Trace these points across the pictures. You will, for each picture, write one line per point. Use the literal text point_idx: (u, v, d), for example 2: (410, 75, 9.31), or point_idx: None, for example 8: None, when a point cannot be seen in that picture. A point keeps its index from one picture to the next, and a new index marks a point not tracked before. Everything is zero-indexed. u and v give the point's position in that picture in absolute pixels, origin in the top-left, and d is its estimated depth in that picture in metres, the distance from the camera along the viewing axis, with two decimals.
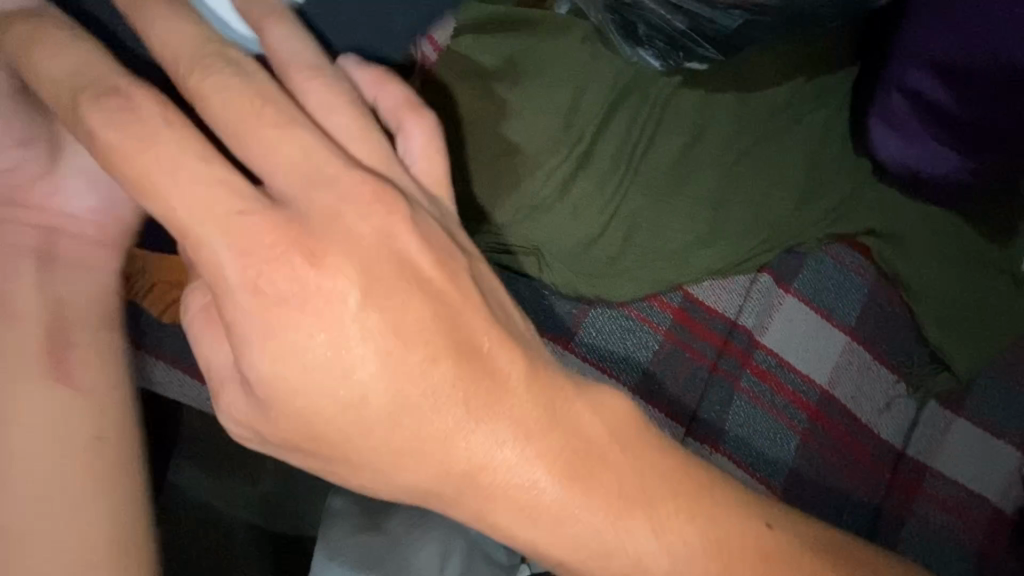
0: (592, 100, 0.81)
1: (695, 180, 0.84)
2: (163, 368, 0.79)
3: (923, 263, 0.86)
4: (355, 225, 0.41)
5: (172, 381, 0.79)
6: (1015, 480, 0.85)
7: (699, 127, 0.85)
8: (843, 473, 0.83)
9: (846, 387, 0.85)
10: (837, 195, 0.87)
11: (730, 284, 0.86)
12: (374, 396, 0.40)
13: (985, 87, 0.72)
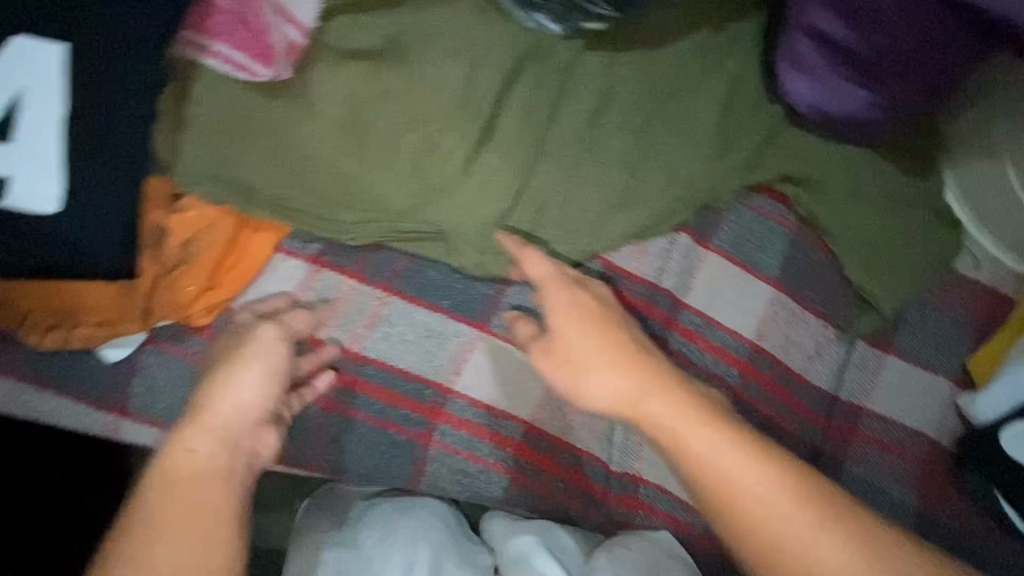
0: (489, 69, 0.77)
1: (605, 144, 0.82)
2: (50, 398, 0.74)
3: (840, 204, 0.86)
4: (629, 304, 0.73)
5: (60, 410, 0.73)
6: (950, 412, 0.85)
7: (606, 89, 0.83)
8: (778, 424, 0.82)
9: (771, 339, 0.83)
10: (752, 142, 0.85)
11: (649, 247, 0.83)
12: (623, 392, 0.65)
13: (882, 16, 0.73)
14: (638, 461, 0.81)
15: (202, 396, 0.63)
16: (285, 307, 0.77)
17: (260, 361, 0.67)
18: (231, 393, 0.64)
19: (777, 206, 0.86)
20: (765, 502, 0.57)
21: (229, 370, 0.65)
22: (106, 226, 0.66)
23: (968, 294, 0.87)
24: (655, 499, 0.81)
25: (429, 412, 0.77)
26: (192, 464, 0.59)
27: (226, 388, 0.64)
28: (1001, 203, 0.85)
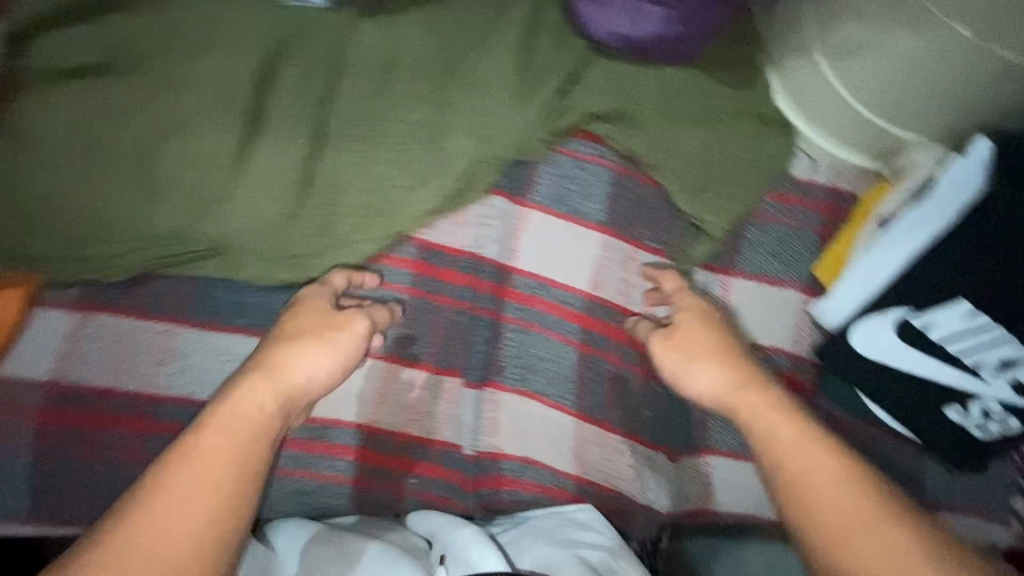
0: (244, 59, 0.71)
1: (397, 115, 0.76)
2: None
3: (660, 132, 0.81)
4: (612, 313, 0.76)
5: None
6: (806, 324, 0.83)
7: (389, 58, 0.77)
8: (628, 370, 0.80)
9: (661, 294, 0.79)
10: (555, 83, 0.80)
11: (466, 217, 0.79)
12: (729, 401, 0.68)
13: None
14: (494, 439, 0.78)
15: (277, 355, 0.65)
16: (57, 362, 0.70)
17: (330, 330, 0.68)
18: (296, 358, 0.65)
19: (594, 147, 0.81)
20: (767, 444, 0.64)
21: (311, 343, 0.66)
22: None
23: (809, 198, 0.83)
24: (519, 472, 0.79)
25: None
26: (241, 420, 0.59)
27: (288, 354, 0.65)
28: (825, 98, 0.81)
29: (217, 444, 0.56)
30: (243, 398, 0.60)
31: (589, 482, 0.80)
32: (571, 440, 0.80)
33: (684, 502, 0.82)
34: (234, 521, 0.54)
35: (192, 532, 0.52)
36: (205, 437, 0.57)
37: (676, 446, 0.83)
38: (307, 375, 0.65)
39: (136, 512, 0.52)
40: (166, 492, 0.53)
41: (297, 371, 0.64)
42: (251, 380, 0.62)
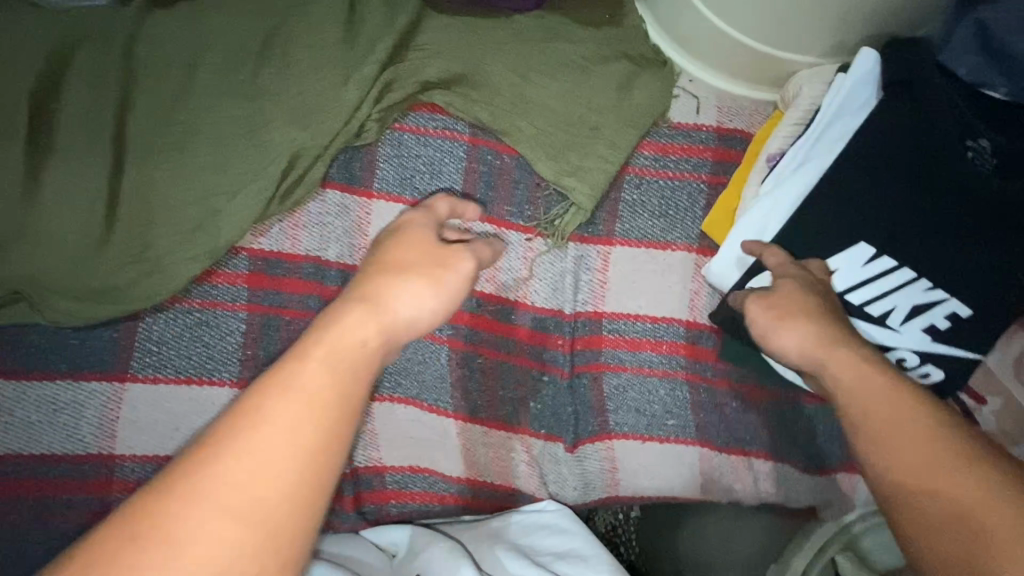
0: (18, 74, 0.64)
1: (206, 114, 0.68)
2: None
3: (513, 90, 0.71)
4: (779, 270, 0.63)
5: None
6: (702, 287, 0.73)
7: (191, 50, 0.69)
8: (509, 362, 0.73)
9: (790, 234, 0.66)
10: (385, 49, 0.70)
11: (303, 219, 0.71)
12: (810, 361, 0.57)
13: None
14: (374, 451, 0.73)
15: (377, 282, 0.53)
16: None
17: (451, 259, 0.57)
18: (402, 291, 0.52)
19: (440, 120, 0.72)
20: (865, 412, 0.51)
21: (415, 276, 0.54)
22: None
23: (691, 145, 0.73)
24: (404, 483, 0.74)
25: (92, 486, 0.64)
26: (346, 353, 0.46)
27: (390, 280, 0.53)
28: (696, 26, 0.70)
29: (328, 382, 0.43)
30: (345, 328, 0.47)
31: (483, 484, 0.75)
32: (455, 444, 0.73)
33: (592, 492, 0.76)
34: (323, 484, 0.41)
35: (270, 482, 0.39)
36: (309, 369, 0.44)
37: (576, 436, 0.75)
38: (410, 315, 0.52)
39: (262, 440, 0.40)
40: (279, 429, 0.40)
41: (403, 305, 0.51)
42: (350, 308, 0.49)
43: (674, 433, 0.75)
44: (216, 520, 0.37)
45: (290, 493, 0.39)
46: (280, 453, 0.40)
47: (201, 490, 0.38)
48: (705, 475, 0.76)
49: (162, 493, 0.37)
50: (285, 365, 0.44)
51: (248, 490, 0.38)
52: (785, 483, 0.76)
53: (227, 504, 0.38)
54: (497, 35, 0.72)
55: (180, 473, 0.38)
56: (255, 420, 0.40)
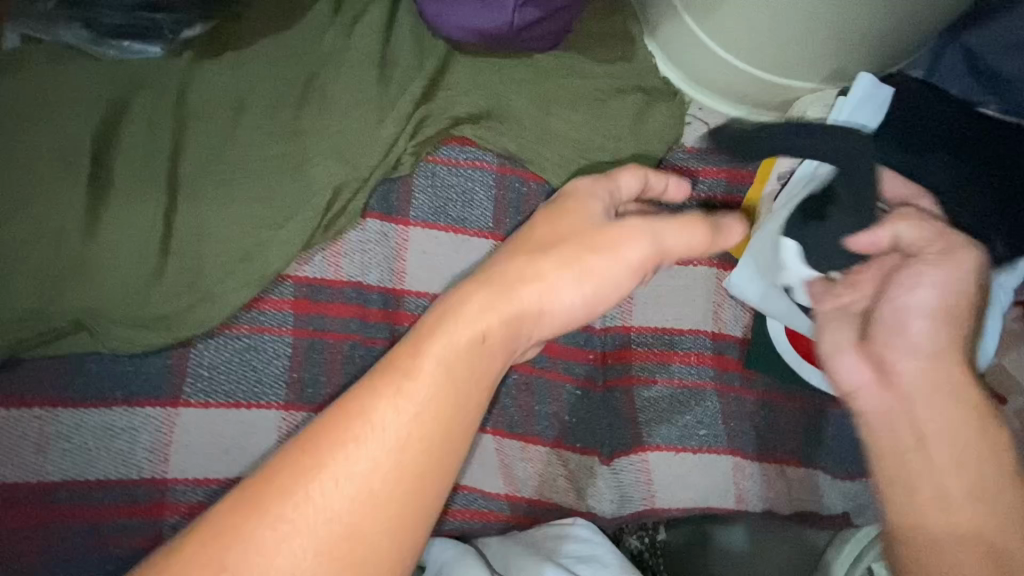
0: (82, 123, 0.69)
1: (254, 153, 0.73)
2: None
3: (538, 121, 0.77)
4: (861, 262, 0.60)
5: None
6: (724, 298, 0.76)
7: (240, 95, 0.75)
8: (545, 378, 0.75)
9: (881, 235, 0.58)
10: (418, 89, 0.76)
11: (344, 246, 0.75)
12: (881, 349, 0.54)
13: None
14: None
15: (509, 266, 0.50)
16: None
17: (597, 246, 0.52)
18: (537, 284, 0.50)
19: (471, 152, 0.78)
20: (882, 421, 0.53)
21: (547, 265, 0.51)
22: None
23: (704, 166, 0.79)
24: (447, 499, 0.76)
25: (146, 512, 0.66)
26: (465, 360, 0.45)
27: (522, 269, 0.50)
28: (703, 57, 0.76)
29: (443, 394, 0.44)
30: (460, 324, 0.46)
31: (523, 499, 0.76)
32: (495, 459, 0.75)
33: (629, 505, 0.78)
34: (423, 506, 0.42)
35: (373, 497, 0.40)
36: (420, 381, 0.43)
37: (611, 449, 0.77)
38: (540, 295, 0.50)
39: (370, 453, 0.40)
40: (384, 440, 0.41)
41: (528, 298, 0.49)
42: (482, 294, 0.48)
43: (707, 443, 0.77)
44: (323, 528, 0.39)
45: (392, 515, 0.40)
46: (387, 471, 0.41)
47: (300, 505, 0.39)
48: (740, 484, 0.77)
49: (268, 492, 0.39)
50: (397, 372, 0.43)
51: (350, 506, 0.39)
52: (817, 489, 0.77)
53: (332, 520, 0.39)
54: (520, 73, 0.78)
55: (293, 474, 0.40)
56: (369, 428, 0.41)
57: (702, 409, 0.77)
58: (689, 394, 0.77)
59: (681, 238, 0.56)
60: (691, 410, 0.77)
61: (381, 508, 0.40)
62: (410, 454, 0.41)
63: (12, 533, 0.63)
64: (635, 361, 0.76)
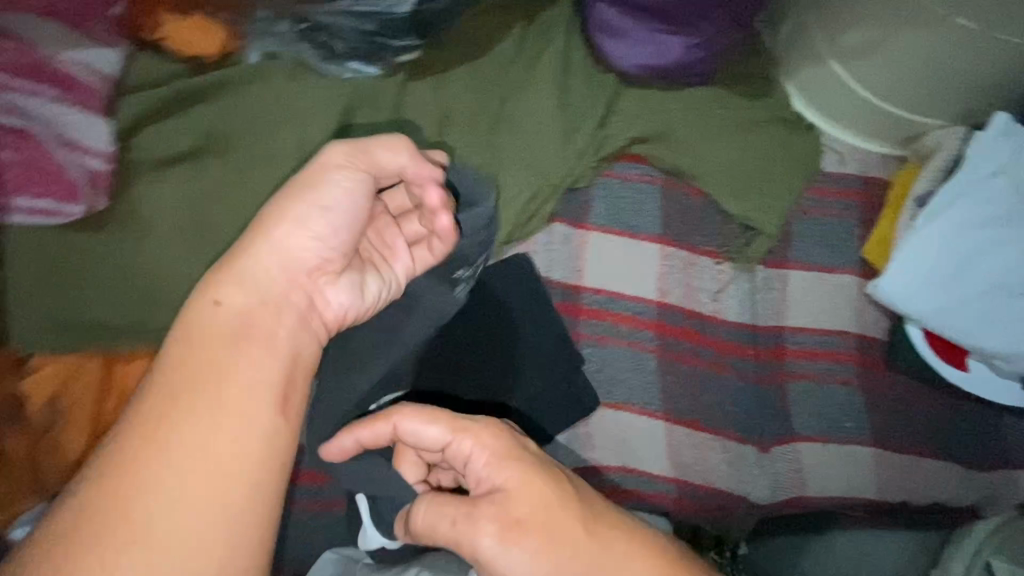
0: (319, 130, 0.79)
1: (456, 162, 0.83)
2: None
3: (700, 143, 0.87)
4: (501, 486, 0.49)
5: None
6: (865, 303, 0.86)
7: (442, 112, 0.85)
8: (709, 370, 0.83)
9: (441, 518, 0.49)
10: (597, 113, 0.87)
11: (531, 246, 0.84)
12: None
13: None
14: (590, 453, 0.81)
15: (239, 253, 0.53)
16: None
17: (318, 196, 0.54)
18: (303, 223, 0.54)
19: (641, 167, 0.88)
20: None
21: (293, 205, 0.54)
22: None
23: (843, 188, 0.90)
24: (619, 482, 0.81)
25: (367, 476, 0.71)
26: (251, 397, 0.48)
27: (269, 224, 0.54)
28: (842, 95, 0.89)
29: (212, 377, 0.48)
30: (221, 303, 0.51)
31: (687, 483, 0.82)
32: (664, 445, 0.82)
33: (781, 493, 0.83)
34: (286, 452, 0.48)
35: (219, 458, 0.46)
36: (212, 406, 0.47)
37: (765, 438, 0.84)
38: (288, 256, 0.54)
39: (173, 464, 0.45)
40: (183, 451, 0.45)
41: (298, 242, 0.54)
42: (221, 279, 0.52)
43: (853, 435, 0.84)
44: (203, 477, 0.45)
45: (218, 540, 0.44)
46: (208, 500, 0.45)
47: (132, 505, 0.44)
48: (881, 475, 0.84)
49: (104, 486, 0.44)
50: (199, 391, 0.47)
51: (184, 520, 0.44)
52: (951, 480, 0.84)
53: (168, 531, 0.43)
54: (684, 101, 0.89)
55: (130, 430, 0.46)
56: (160, 446, 0.45)
57: (843, 399, 0.84)
58: (836, 387, 0.84)
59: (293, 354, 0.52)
60: (833, 400, 0.84)
61: (229, 521, 0.45)
62: (222, 493, 0.45)
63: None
64: (791, 350, 0.84)
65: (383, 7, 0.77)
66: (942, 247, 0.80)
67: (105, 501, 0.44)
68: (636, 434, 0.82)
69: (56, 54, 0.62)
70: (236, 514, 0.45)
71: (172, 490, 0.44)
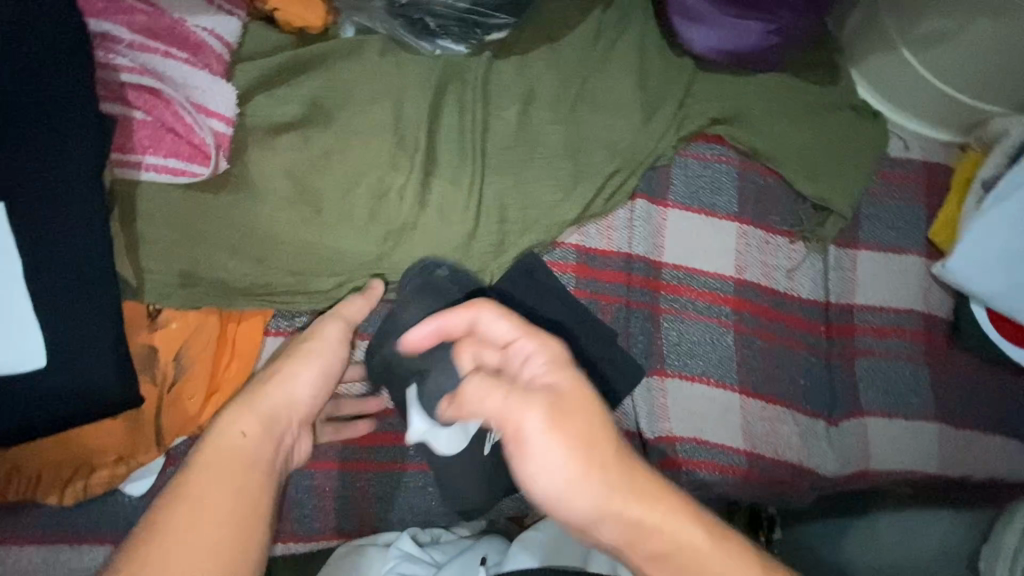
0: (414, 103, 0.80)
1: (541, 139, 0.85)
2: (72, 553, 0.68)
3: (774, 127, 0.90)
4: (565, 407, 0.49)
5: (75, 558, 0.68)
6: (930, 284, 0.90)
7: (527, 90, 0.87)
8: (783, 345, 0.86)
9: (491, 396, 0.49)
10: (675, 96, 0.90)
11: (613, 222, 0.86)
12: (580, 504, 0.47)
13: None
14: (666, 423, 0.83)
15: (234, 413, 0.56)
16: None
17: (318, 348, 0.64)
18: (284, 387, 0.60)
19: (717, 149, 0.91)
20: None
21: (288, 363, 0.62)
22: (89, 359, 0.57)
23: (906, 173, 0.94)
24: (694, 452, 0.83)
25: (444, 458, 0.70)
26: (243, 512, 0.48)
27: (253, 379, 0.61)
28: (911, 82, 0.92)
29: (186, 503, 0.47)
30: (224, 431, 0.53)
31: (759, 456, 0.84)
32: (739, 417, 0.85)
33: (847, 466, 0.86)
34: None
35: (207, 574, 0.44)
36: (181, 528, 0.46)
37: (834, 412, 0.88)
38: (285, 401, 0.59)
39: None
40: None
41: (276, 393, 0.59)
42: (230, 409, 0.56)
43: (918, 411, 0.87)
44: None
45: None
46: None
47: None
48: (945, 450, 0.87)
49: None
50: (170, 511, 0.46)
51: None
52: (1010, 455, 0.87)
53: None
54: (758, 87, 0.92)
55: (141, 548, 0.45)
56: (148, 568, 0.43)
57: (910, 376, 0.88)
58: (901, 364, 0.88)
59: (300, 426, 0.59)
60: (899, 377, 0.87)
61: None
62: None
63: (363, 451, 0.74)
64: (860, 328, 0.88)
65: None
66: (1007, 227, 0.83)
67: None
68: (714, 404, 0.84)
69: (187, 21, 0.64)
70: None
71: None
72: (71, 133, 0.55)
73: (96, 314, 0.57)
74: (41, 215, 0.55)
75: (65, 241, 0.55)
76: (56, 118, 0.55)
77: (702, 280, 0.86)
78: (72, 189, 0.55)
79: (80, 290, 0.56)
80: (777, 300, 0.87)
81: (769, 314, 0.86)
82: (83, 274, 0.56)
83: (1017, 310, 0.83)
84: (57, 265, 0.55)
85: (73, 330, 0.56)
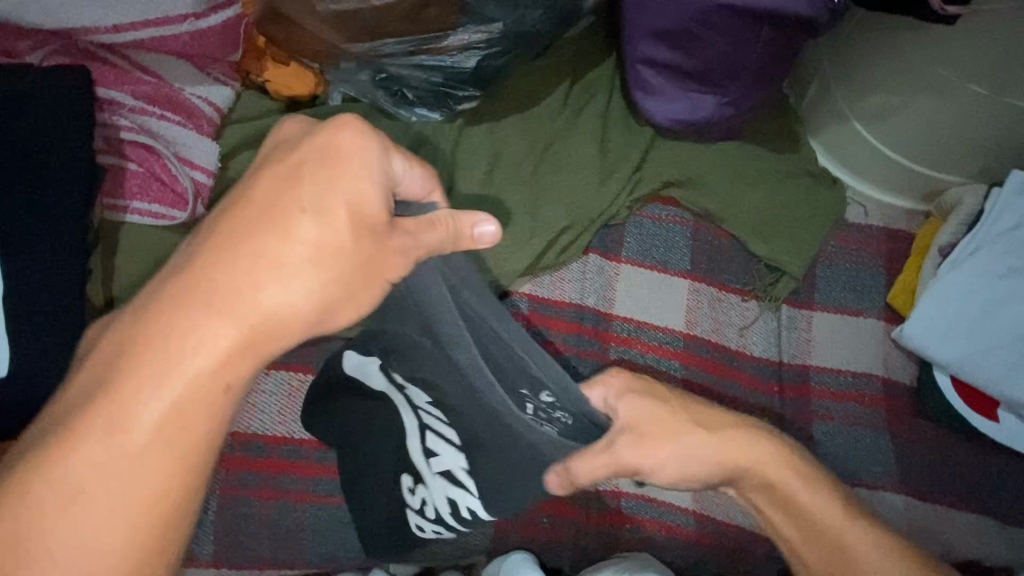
0: None
1: (502, 196, 0.93)
2: None
3: (729, 191, 0.95)
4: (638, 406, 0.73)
5: None
6: (890, 348, 0.89)
7: (494, 152, 0.95)
8: (734, 402, 0.86)
9: (596, 463, 0.62)
10: (633, 159, 0.96)
11: (567, 274, 0.93)
12: (665, 446, 0.70)
13: (677, 67, 0.88)
14: (611, 477, 0.83)
15: (256, 278, 0.43)
16: (243, 414, 0.79)
17: (385, 273, 0.47)
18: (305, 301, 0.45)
19: (672, 210, 0.98)
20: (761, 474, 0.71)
21: (288, 267, 0.44)
22: (44, 373, 0.63)
23: (867, 238, 0.95)
24: (638, 509, 0.82)
25: None
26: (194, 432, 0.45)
27: (289, 214, 0.44)
28: (868, 152, 0.94)
29: (160, 408, 0.44)
30: (192, 346, 0.44)
31: (710, 519, 0.82)
32: None
33: None
34: (189, 495, 0.47)
35: (128, 504, 0.45)
36: (136, 436, 0.44)
37: None
38: (305, 316, 0.45)
39: (103, 485, 0.44)
40: (108, 478, 0.44)
41: (264, 307, 0.44)
42: (210, 308, 0.43)
43: (881, 480, 0.84)
44: (104, 528, 0.44)
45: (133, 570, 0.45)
46: (112, 528, 0.44)
47: (54, 508, 0.44)
48: (912, 525, 0.82)
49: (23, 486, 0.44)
50: (123, 406, 0.44)
51: (80, 547, 0.44)
52: (987, 540, 0.81)
53: (74, 553, 0.44)
54: (717, 152, 0.97)
55: (87, 432, 0.44)
56: (91, 464, 0.44)
57: (870, 443, 0.85)
58: (861, 430, 0.86)
59: (344, 297, 0.46)
60: (857, 445, 0.85)
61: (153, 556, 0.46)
62: (140, 514, 0.45)
63: (304, 480, 0.77)
64: (817, 392, 0.87)
65: (450, 62, 0.87)
66: (964, 294, 0.82)
67: (5, 538, 0.43)
68: None
69: (184, 89, 0.75)
70: (131, 529, 0.45)
71: (76, 528, 0.44)
72: (61, 178, 0.65)
73: (58, 333, 0.64)
74: (22, 246, 0.63)
75: (40, 270, 0.63)
76: (51, 166, 0.64)
77: (651, 332, 0.90)
78: (52, 224, 0.64)
79: (46, 311, 0.63)
80: (726, 358, 0.88)
81: (718, 371, 0.88)
82: (54, 298, 0.64)
83: (979, 377, 0.81)
84: (26, 289, 0.63)
85: (35, 347, 0.63)
